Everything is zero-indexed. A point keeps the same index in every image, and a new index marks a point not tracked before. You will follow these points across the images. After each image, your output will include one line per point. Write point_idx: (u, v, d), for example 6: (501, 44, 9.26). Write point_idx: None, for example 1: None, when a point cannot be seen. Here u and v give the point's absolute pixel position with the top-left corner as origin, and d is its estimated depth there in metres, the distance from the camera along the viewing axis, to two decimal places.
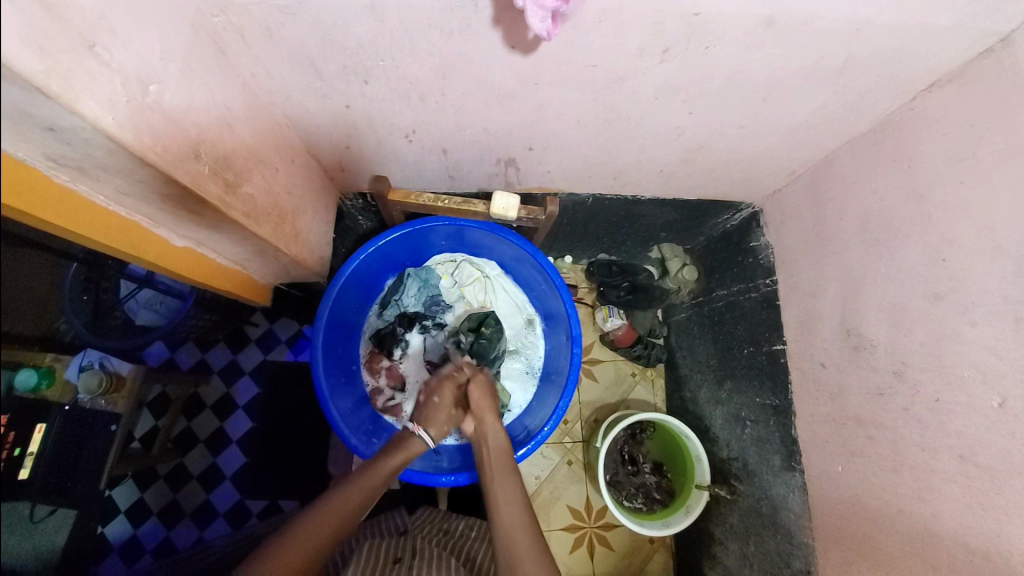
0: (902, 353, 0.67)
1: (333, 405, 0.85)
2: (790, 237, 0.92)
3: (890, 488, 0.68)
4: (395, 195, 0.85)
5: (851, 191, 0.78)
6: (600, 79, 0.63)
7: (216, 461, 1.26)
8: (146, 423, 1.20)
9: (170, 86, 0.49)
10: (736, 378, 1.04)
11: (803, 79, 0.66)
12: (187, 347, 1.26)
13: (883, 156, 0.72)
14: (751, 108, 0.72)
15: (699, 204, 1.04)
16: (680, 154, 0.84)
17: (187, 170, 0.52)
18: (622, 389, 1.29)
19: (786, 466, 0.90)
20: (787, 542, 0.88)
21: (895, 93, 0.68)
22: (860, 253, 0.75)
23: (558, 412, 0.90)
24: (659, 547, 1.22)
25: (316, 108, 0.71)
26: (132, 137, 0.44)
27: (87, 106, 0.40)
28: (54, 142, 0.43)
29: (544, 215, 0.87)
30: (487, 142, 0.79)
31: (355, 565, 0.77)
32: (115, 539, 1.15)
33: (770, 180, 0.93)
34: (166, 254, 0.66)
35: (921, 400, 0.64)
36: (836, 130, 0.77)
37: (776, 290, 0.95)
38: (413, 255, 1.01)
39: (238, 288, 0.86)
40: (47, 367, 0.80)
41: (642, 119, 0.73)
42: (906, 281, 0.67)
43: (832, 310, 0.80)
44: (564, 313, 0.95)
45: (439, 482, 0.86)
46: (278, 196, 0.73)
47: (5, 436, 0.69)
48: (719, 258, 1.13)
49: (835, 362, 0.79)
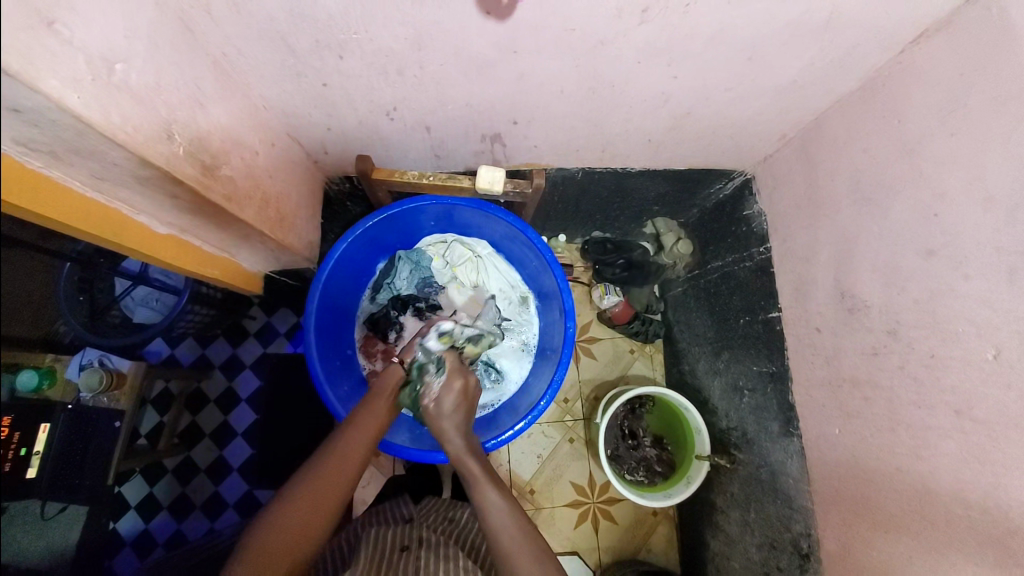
0: (896, 312, 0.67)
1: (329, 389, 0.85)
2: (783, 202, 0.91)
3: (888, 447, 0.68)
4: (380, 174, 0.85)
5: (843, 150, 0.76)
6: (581, 45, 0.62)
7: (222, 454, 1.26)
8: (150, 420, 1.21)
9: (137, 65, 0.48)
10: (733, 348, 1.04)
11: (788, 36, 0.64)
12: (187, 343, 1.27)
13: (872, 112, 0.71)
14: (736, 69, 0.70)
15: (691, 174, 1.02)
16: (667, 122, 0.83)
17: (162, 151, 0.52)
18: (621, 365, 1.30)
19: (783, 432, 0.90)
20: (787, 506, 0.89)
21: (882, 46, 0.66)
22: (853, 213, 0.74)
23: (554, 386, 0.90)
24: (663, 519, 1.23)
25: (293, 88, 0.70)
26: (100, 116, 0.44)
27: (50, 85, 0.39)
28: (22, 125, 0.42)
29: (531, 188, 0.87)
30: (471, 117, 0.78)
31: (363, 553, 0.78)
32: (127, 533, 1.17)
33: (762, 145, 0.92)
34: (148, 240, 0.65)
35: (916, 357, 0.64)
36: (826, 88, 0.75)
37: (769, 257, 0.94)
38: (403, 238, 1.00)
39: (227, 275, 0.85)
40: (47, 367, 0.81)
41: (625, 86, 0.72)
42: (899, 237, 0.66)
43: (826, 273, 0.80)
44: (556, 289, 0.95)
45: (438, 459, 0.86)
46: (260, 179, 0.73)
47: (10, 436, 0.73)
48: (713, 228, 1.12)
49: (830, 325, 0.79)
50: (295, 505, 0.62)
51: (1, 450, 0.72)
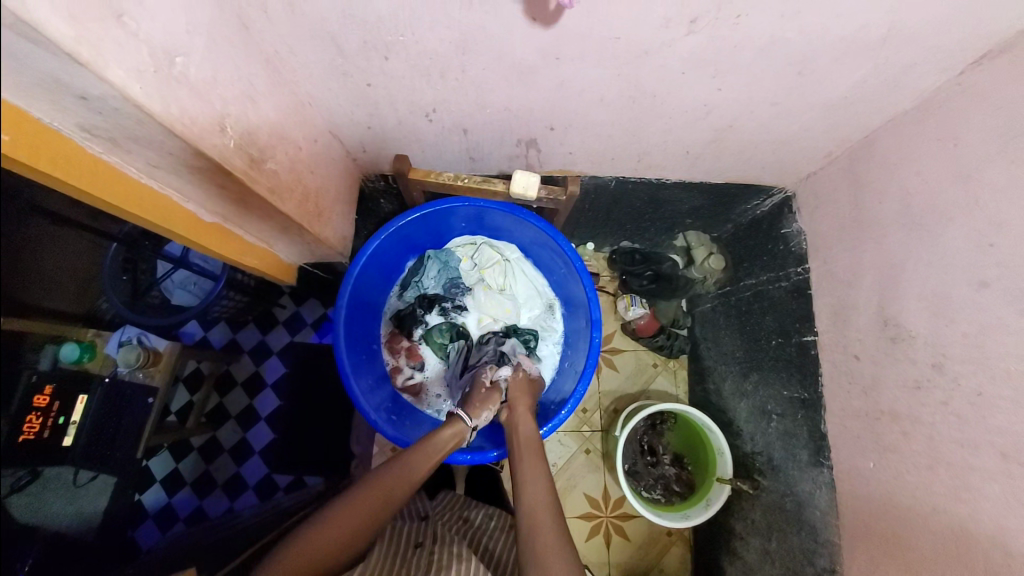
0: (943, 344, 0.63)
1: (354, 382, 0.86)
2: (826, 222, 0.88)
3: (925, 486, 0.65)
4: (416, 174, 0.86)
5: (893, 172, 0.73)
6: (626, 53, 0.62)
7: (246, 437, 1.30)
8: (181, 398, 1.27)
9: (196, 59, 0.50)
10: (763, 370, 1.01)
11: (842, 51, 0.62)
12: (219, 327, 1.31)
13: (928, 134, 0.68)
14: (783, 84, 0.69)
15: (729, 189, 1.00)
16: (707, 135, 0.82)
17: (213, 142, 0.54)
18: (643, 379, 1.28)
19: (813, 462, 0.87)
20: (812, 538, 0.86)
21: (941, 66, 0.63)
22: (902, 238, 0.71)
23: (576, 396, 0.89)
24: (678, 539, 1.20)
25: (338, 86, 0.71)
26: (159, 106, 0.46)
27: (115, 74, 0.41)
28: (86, 111, 0.45)
29: (565, 195, 0.86)
30: (509, 121, 0.78)
31: (381, 543, 0.77)
32: (152, 506, 1.22)
33: (806, 162, 0.89)
34: (196, 228, 0.67)
35: (961, 394, 0.60)
36: (877, 107, 0.73)
37: (807, 279, 0.91)
38: (434, 238, 1.01)
39: (264, 265, 0.87)
40: (89, 342, 0.87)
41: (667, 96, 0.71)
42: (950, 268, 0.63)
43: (869, 299, 0.76)
44: (584, 299, 0.94)
45: (456, 459, 0.86)
46: (302, 174, 0.75)
47: (50, 404, 0.76)
48: (748, 246, 1.09)
49: (870, 353, 0.76)
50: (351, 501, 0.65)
51: (39, 418, 0.75)
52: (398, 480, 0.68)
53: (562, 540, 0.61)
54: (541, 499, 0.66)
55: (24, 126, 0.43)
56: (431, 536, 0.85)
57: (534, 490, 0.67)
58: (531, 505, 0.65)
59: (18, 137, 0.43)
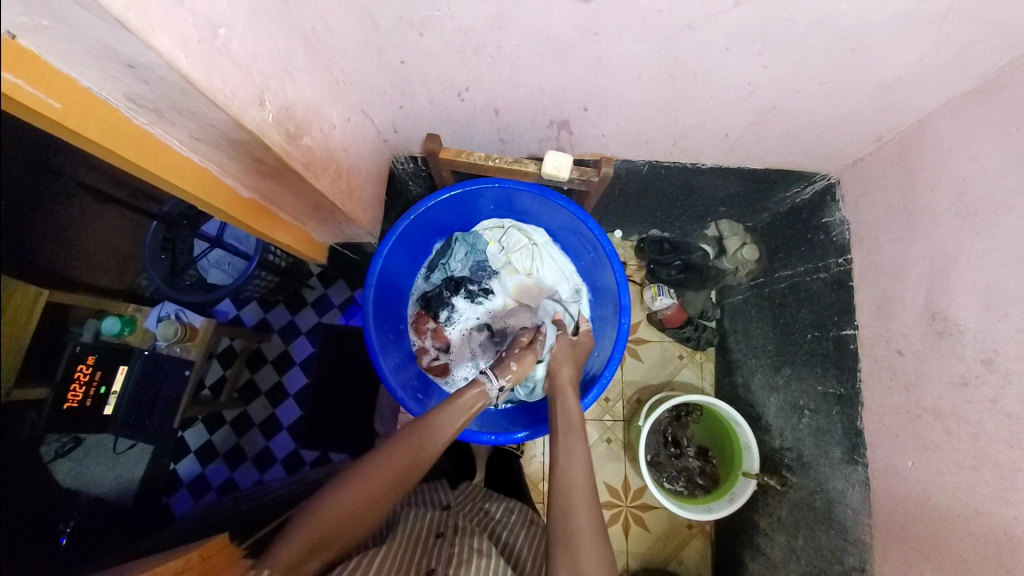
0: (993, 340, 0.60)
1: (383, 360, 0.87)
2: (871, 211, 0.84)
3: (968, 487, 0.62)
4: (447, 154, 0.85)
5: (947, 159, 0.69)
6: (667, 27, 0.60)
7: (275, 412, 1.33)
8: (214, 373, 1.32)
9: (238, 30, 0.51)
10: (796, 364, 0.98)
11: (900, 25, 0.59)
12: (251, 306, 1.35)
13: (988, 117, 0.64)
14: (835, 61, 0.65)
15: (766, 175, 0.97)
16: (749, 117, 0.79)
17: (253, 115, 0.55)
18: (667, 370, 1.26)
19: (847, 459, 0.84)
20: (841, 537, 0.83)
21: (1006, 44, 0.59)
22: (954, 228, 0.67)
23: (603, 381, 0.88)
24: (698, 533, 1.19)
25: (372, 67, 0.71)
26: (202, 76, 0.46)
27: (162, 43, 0.41)
28: (133, 80, 0.46)
29: (598, 176, 0.85)
30: (542, 101, 0.77)
31: (400, 531, 0.79)
32: (186, 475, 1.27)
33: (852, 147, 0.85)
34: (237, 203, 0.69)
35: (1012, 391, 0.57)
36: (933, 87, 0.69)
37: (849, 271, 0.87)
38: (461, 220, 1.01)
39: (297, 242, 0.88)
40: (129, 316, 0.91)
41: (709, 73, 0.68)
42: (1006, 258, 0.59)
43: (916, 292, 0.73)
44: (613, 286, 0.92)
45: (480, 439, 0.86)
46: (335, 152, 0.76)
47: (93, 374, 0.83)
48: (785, 236, 1.05)
49: (914, 349, 0.72)
50: (354, 487, 0.63)
51: (82, 387, 0.81)
52: (404, 467, 0.67)
53: (596, 527, 0.61)
54: (582, 486, 0.65)
55: (74, 94, 0.44)
56: (450, 525, 0.86)
57: (575, 473, 0.66)
58: (568, 485, 0.65)
59: (68, 103, 0.44)
